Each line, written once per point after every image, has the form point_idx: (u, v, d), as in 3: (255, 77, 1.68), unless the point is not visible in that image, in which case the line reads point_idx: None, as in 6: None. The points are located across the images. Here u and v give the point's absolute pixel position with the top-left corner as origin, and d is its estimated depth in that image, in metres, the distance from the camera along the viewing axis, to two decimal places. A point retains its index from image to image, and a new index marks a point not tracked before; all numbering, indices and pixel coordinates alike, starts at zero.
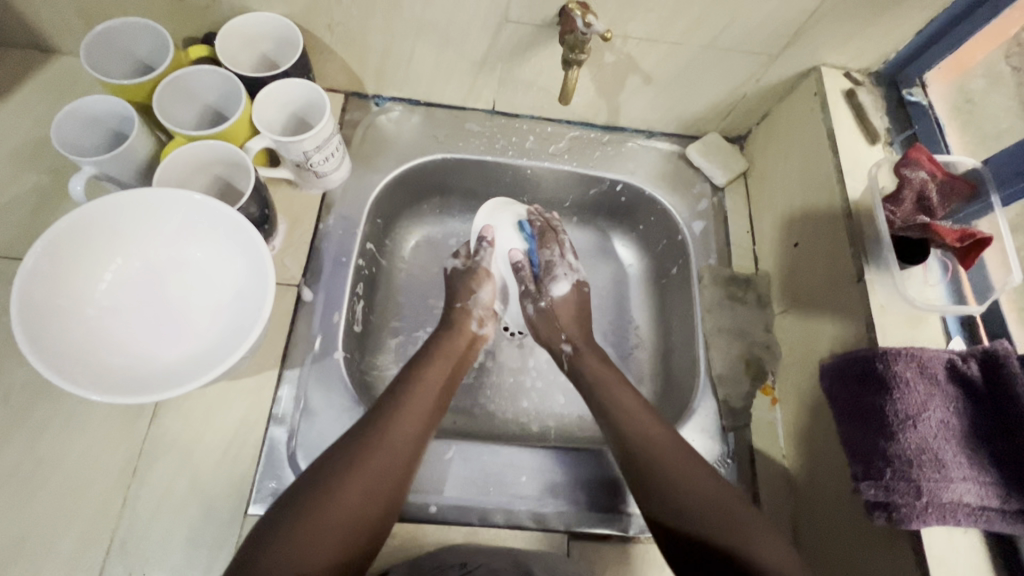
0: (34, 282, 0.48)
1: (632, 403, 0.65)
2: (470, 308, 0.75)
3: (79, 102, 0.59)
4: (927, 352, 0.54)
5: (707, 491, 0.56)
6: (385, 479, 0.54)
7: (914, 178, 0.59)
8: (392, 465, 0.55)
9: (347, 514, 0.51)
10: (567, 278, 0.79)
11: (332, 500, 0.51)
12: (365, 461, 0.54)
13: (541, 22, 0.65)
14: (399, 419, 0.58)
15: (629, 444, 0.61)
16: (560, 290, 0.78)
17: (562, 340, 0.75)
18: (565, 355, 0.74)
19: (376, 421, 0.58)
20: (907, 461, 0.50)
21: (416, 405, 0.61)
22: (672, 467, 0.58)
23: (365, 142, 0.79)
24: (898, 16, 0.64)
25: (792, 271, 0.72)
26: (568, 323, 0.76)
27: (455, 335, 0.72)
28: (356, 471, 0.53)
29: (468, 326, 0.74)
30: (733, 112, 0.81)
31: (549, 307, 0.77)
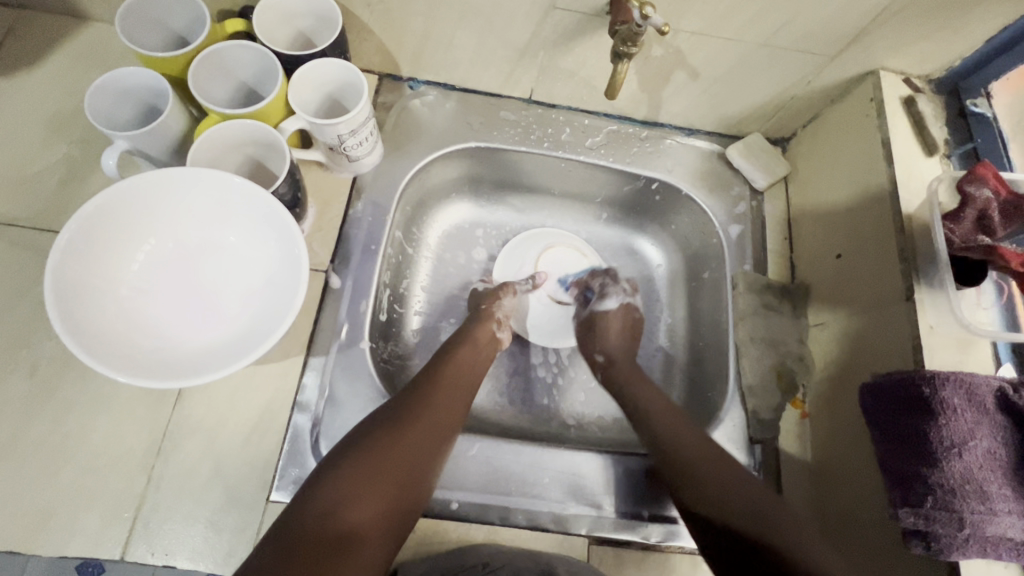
0: (67, 260, 0.47)
1: (680, 426, 0.62)
2: (494, 310, 0.73)
3: (114, 75, 0.58)
4: (977, 378, 0.52)
5: (753, 498, 0.55)
6: (409, 467, 0.53)
7: (978, 196, 0.56)
8: (415, 455, 0.54)
9: (378, 504, 0.50)
10: (617, 297, 0.79)
11: (360, 485, 0.50)
12: (385, 452, 0.52)
13: (591, 10, 0.62)
14: (422, 412, 0.57)
15: (679, 469, 0.59)
16: (609, 304, 0.78)
17: (596, 351, 0.75)
18: (599, 366, 0.74)
19: (397, 415, 0.56)
20: (951, 491, 0.49)
21: (436, 399, 0.59)
22: (724, 483, 0.56)
23: (398, 126, 0.77)
24: (970, 20, 0.60)
25: (833, 283, 0.70)
26: (611, 339, 0.75)
27: (475, 326, 0.71)
28: (379, 461, 0.52)
29: (488, 324, 0.72)
30: (778, 113, 0.78)
31: (596, 319, 0.77)
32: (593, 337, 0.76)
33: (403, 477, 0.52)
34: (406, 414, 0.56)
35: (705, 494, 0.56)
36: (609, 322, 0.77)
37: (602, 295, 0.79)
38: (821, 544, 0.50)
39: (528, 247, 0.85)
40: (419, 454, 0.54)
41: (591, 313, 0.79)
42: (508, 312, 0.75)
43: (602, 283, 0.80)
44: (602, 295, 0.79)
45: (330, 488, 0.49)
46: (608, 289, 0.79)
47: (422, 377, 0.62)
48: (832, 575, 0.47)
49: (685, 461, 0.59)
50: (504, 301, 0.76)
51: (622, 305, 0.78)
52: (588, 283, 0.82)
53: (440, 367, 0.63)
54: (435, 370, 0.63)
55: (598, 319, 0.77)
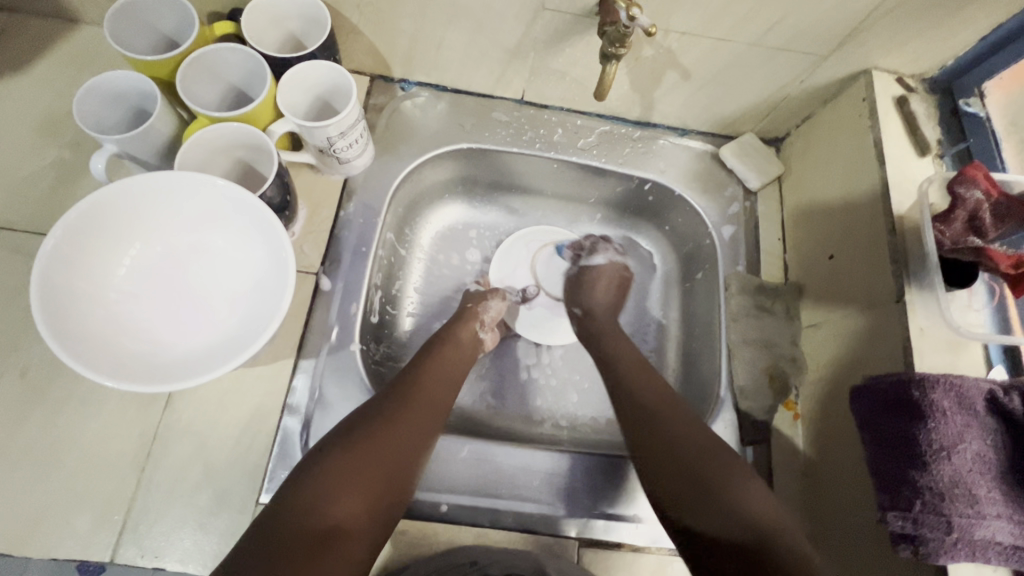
0: (54, 264, 0.47)
1: (651, 387, 0.62)
2: (479, 310, 0.74)
3: (102, 78, 0.58)
4: (967, 381, 0.52)
5: (700, 446, 0.56)
6: (396, 467, 0.53)
7: (968, 197, 0.56)
8: (401, 455, 0.54)
9: (363, 504, 0.50)
10: (607, 254, 0.83)
11: (346, 485, 0.50)
12: (372, 453, 0.52)
13: (580, 11, 0.62)
14: (409, 413, 0.57)
15: (638, 423, 0.59)
16: (598, 262, 0.81)
17: (577, 305, 0.77)
18: (575, 317, 0.76)
19: (382, 414, 0.56)
20: (939, 495, 0.49)
21: (424, 400, 0.59)
22: (675, 433, 0.57)
23: (389, 128, 0.77)
24: (962, 19, 0.60)
25: (825, 284, 0.69)
26: (600, 291, 0.77)
27: (458, 326, 0.71)
28: (366, 462, 0.52)
29: (471, 323, 0.72)
30: (771, 113, 0.78)
31: (586, 272, 0.80)
32: (577, 291, 0.78)
33: (389, 478, 0.52)
34: (393, 414, 0.56)
35: (658, 441, 0.57)
36: (596, 277, 0.79)
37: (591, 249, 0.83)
38: (755, 485, 0.53)
39: (518, 248, 0.85)
40: (406, 455, 0.54)
41: (581, 269, 0.81)
42: (495, 314, 0.75)
43: (591, 244, 0.84)
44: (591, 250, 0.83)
45: (315, 486, 0.49)
46: (599, 247, 0.83)
47: (410, 375, 0.62)
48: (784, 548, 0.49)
49: (647, 412, 0.59)
50: (490, 303, 0.76)
51: (612, 262, 0.81)
52: (581, 244, 0.84)
53: (429, 367, 0.63)
54: (423, 369, 0.63)
55: (587, 273, 0.80)
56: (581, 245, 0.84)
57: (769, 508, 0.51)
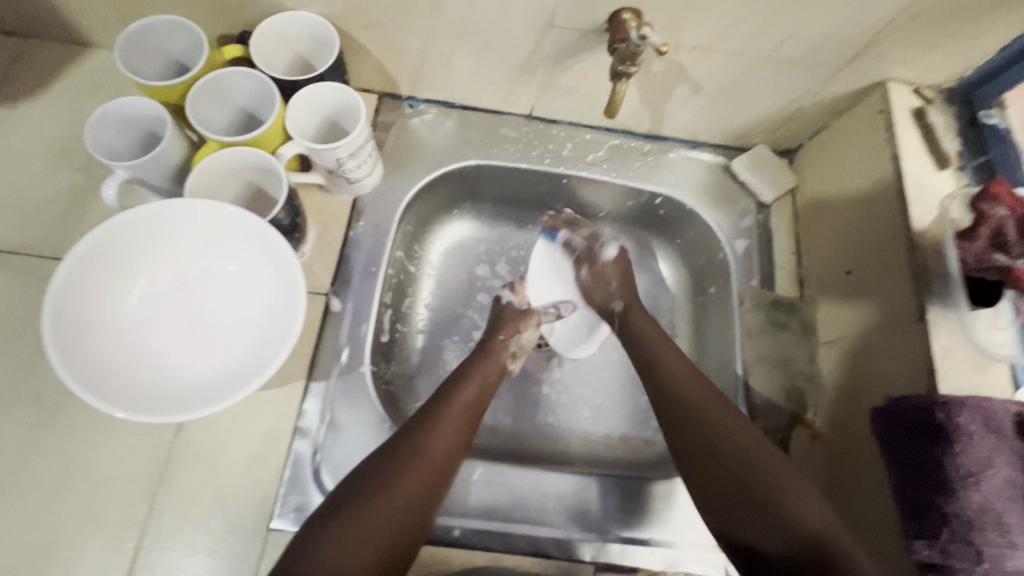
0: (66, 296, 0.47)
1: (692, 384, 0.64)
2: (508, 344, 0.72)
3: (113, 105, 0.58)
4: (995, 403, 0.50)
5: (744, 451, 0.57)
6: (412, 507, 0.53)
7: (991, 214, 0.55)
8: (417, 497, 0.54)
9: (380, 551, 0.50)
10: (615, 244, 0.79)
11: (362, 534, 0.49)
12: (388, 491, 0.52)
13: (589, 28, 0.61)
14: (426, 446, 0.56)
15: (682, 434, 0.61)
16: (610, 252, 0.78)
17: (613, 300, 0.76)
18: (617, 314, 0.75)
19: (398, 450, 0.56)
20: (968, 522, 0.47)
21: (438, 426, 0.58)
22: (722, 441, 0.58)
23: (398, 145, 0.76)
24: (981, 29, 0.59)
25: (843, 301, 0.68)
26: (617, 284, 0.76)
27: (484, 360, 0.69)
28: (383, 503, 0.52)
29: (503, 357, 0.71)
30: (784, 124, 0.76)
31: (598, 269, 0.77)
32: (602, 289, 0.77)
33: (407, 519, 0.52)
34: (407, 449, 0.56)
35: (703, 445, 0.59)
36: (606, 272, 0.77)
37: (593, 256, 0.78)
38: (810, 495, 0.54)
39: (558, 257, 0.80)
40: (420, 495, 0.54)
41: (594, 262, 0.78)
42: (523, 345, 0.74)
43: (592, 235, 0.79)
44: (594, 256, 0.78)
45: (332, 535, 0.49)
46: (598, 245, 0.78)
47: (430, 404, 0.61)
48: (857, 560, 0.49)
49: (690, 415, 0.61)
50: (522, 334, 0.74)
51: (620, 250, 0.79)
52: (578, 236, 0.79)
53: (452, 395, 0.62)
54: (444, 398, 0.62)
55: (603, 270, 0.77)
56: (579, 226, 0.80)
57: (825, 519, 0.52)
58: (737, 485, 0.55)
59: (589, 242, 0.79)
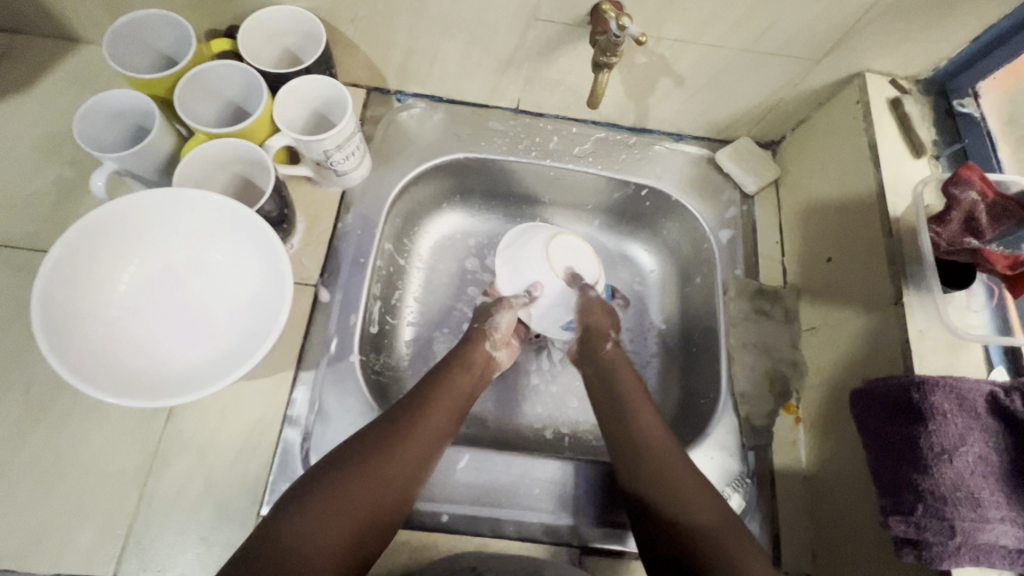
0: (55, 283, 0.48)
1: (655, 432, 0.61)
2: (489, 330, 0.69)
3: (101, 98, 0.59)
4: (968, 383, 0.51)
5: (650, 446, 0.60)
6: (391, 492, 0.54)
7: (963, 198, 0.56)
8: (396, 479, 0.54)
9: (352, 532, 0.50)
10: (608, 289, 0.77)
11: (337, 517, 0.50)
12: (372, 476, 0.53)
13: (571, 21, 0.63)
14: (411, 433, 0.57)
15: (613, 429, 0.62)
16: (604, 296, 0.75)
17: (612, 329, 0.70)
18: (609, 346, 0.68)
19: (386, 435, 0.56)
20: (942, 498, 0.48)
21: (426, 414, 0.59)
22: (678, 481, 0.57)
23: (386, 138, 0.77)
24: (953, 20, 0.60)
25: (824, 288, 0.69)
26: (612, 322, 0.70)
27: (472, 347, 0.68)
28: (366, 486, 0.52)
29: (483, 343, 0.68)
30: (767, 116, 0.78)
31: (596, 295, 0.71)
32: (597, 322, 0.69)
33: (387, 503, 0.53)
34: (395, 435, 0.56)
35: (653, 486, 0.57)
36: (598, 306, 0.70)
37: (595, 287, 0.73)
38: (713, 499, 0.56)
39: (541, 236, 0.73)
40: (400, 478, 0.54)
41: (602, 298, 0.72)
42: (506, 330, 0.70)
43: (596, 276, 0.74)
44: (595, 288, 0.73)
45: (306, 518, 0.49)
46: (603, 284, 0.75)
47: (417, 391, 0.62)
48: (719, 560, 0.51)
49: (648, 456, 0.59)
50: (498, 319, 0.70)
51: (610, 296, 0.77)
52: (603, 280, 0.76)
53: (441, 382, 0.63)
54: (434, 385, 0.62)
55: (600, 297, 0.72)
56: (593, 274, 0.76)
57: (724, 520, 0.54)
58: (656, 478, 0.57)
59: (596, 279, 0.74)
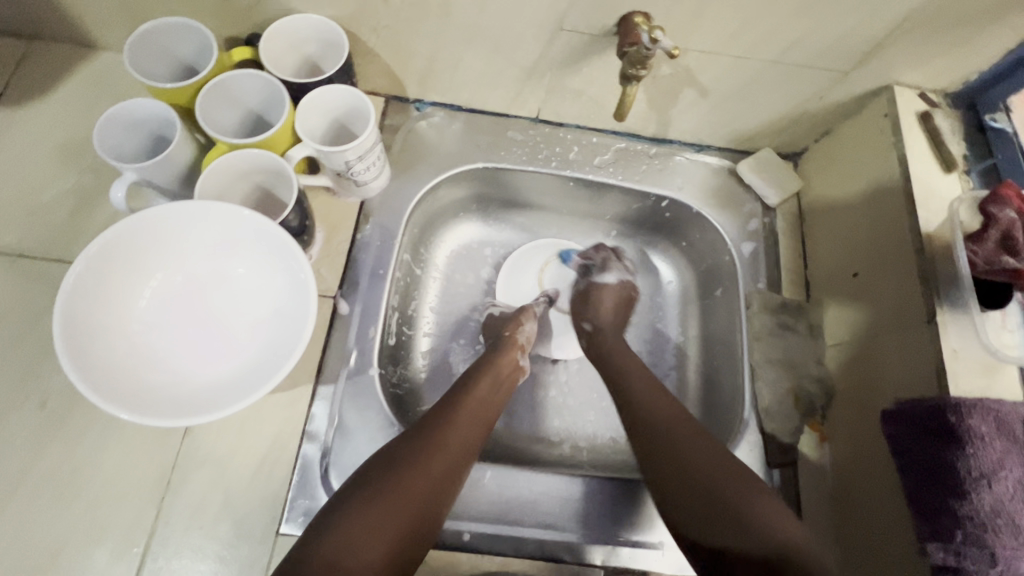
0: (76, 299, 0.47)
1: (648, 387, 0.65)
2: (516, 336, 0.72)
3: (121, 107, 0.58)
4: (1004, 405, 0.50)
5: (646, 394, 0.65)
6: (423, 509, 0.52)
7: (1001, 217, 0.55)
8: (430, 494, 0.53)
9: (390, 546, 0.49)
10: (618, 272, 0.80)
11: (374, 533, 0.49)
12: (406, 491, 0.52)
13: (598, 32, 0.62)
14: (442, 447, 0.57)
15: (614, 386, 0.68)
16: (609, 279, 0.79)
17: (586, 320, 0.77)
18: (585, 333, 0.76)
19: (415, 449, 0.55)
20: (982, 525, 0.47)
21: (454, 431, 0.59)
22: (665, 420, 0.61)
23: (405, 148, 0.76)
24: (987, 33, 0.59)
25: (850, 304, 0.68)
26: (605, 307, 0.77)
27: (498, 356, 0.69)
28: (398, 500, 0.51)
29: (514, 352, 0.71)
30: (791, 128, 0.77)
31: (589, 290, 0.79)
32: (584, 306, 0.78)
33: (420, 523, 0.52)
34: (424, 449, 0.56)
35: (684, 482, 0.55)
36: (602, 294, 0.78)
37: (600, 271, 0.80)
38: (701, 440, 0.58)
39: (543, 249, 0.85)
40: (433, 494, 0.54)
41: (588, 284, 0.80)
42: (530, 336, 0.74)
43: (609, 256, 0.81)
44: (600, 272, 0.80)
45: (339, 534, 0.48)
46: (612, 264, 0.80)
47: (446, 403, 0.62)
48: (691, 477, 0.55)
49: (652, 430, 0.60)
50: (525, 326, 0.75)
51: (622, 280, 0.80)
52: (592, 256, 0.82)
53: (470, 395, 0.63)
54: (462, 397, 0.62)
55: (593, 290, 0.79)
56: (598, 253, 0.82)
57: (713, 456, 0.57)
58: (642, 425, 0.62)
59: (606, 258, 0.81)
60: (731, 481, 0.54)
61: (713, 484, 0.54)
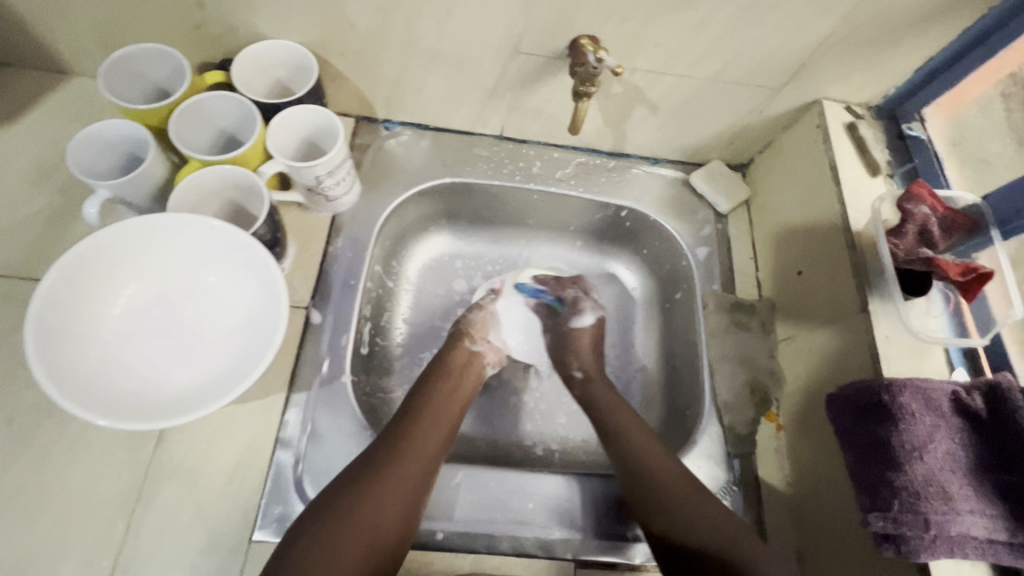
0: (48, 308, 0.48)
1: (631, 423, 0.67)
2: (464, 326, 0.75)
3: (95, 129, 0.60)
4: (931, 383, 0.55)
5: (630, 432, 0.66)
6: (388, 522, 0.53)
7: (916, 213, 0.60)
8: (404, 501, 0.55)
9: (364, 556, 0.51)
10: (592, 312, 0.78)
11: (337, 549, 0.50)
12: (370, 505, 0.53)
13: (551, 54, 0.67)
14: (416, 455, 0.58)
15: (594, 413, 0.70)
16: (586, 321, 0.78)
17: (574, 367, 0.75)
18: (575, 381, 0.74)
19: (390, 457, 0.57)
20: (915, 493, 0.51)
21: (429, 438, 0.60)
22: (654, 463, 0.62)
23: (375, 165, 0.80)
24: (897, 52, 0.66)
25: (796, 299, 0.73)
26: (580, 352, 0.76)
27: (452, 350, 0.72)
28: (362, 513, 0.52)
29: (463, 342, 0.73)
30: (735, 141, 0.83)
31: (566, 332, 0.77)
32: (562, 348, 0.76)
33: (394, 530, 0.53)
34: (400, 454, 0.58)
35: (678, 528, 0.57)
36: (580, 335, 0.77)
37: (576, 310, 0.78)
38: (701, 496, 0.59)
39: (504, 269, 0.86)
40: (408, 503, 0.55)
41: (566, 329, 0.77)
42: (482, 326, 0.76)
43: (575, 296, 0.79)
44: (576, 311, 0.78)
45: (313, 546, 0.49)
46: (583, 304, 0.78)
47: (411, 413, 0.63)
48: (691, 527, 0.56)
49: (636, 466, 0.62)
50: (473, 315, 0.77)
51: (596, 321, 0.78)
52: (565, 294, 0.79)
53: (432, 405, 0.64)
54: (433, 406, 0.64)
55: (571, 334, 0.77)
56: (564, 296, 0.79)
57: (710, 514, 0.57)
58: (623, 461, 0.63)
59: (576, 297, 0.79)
60: (732, 539, 0.55)
61: (711, 533, 0.55)
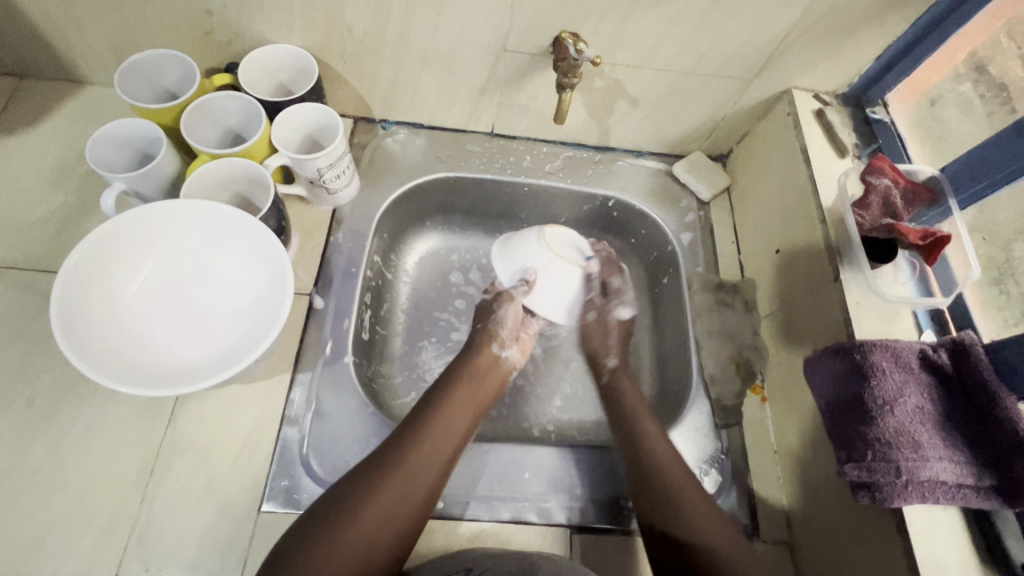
0: (71, 284, 0.52)
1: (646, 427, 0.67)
2: (496, 329, 0.75)
3: (111, 127, 0.64)
4: (900, 343, 0.58)
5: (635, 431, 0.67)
6: (407, 503, 0.57)
7: (878, 185, 0.66)
8: (417, 479, 0.59)
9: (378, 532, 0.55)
10: (628, 307, 0.81)
11: (358, 523, 0.55)
12: (395, 488, 0.57)
13: (537, 51, 0.72)
14: (425, 437, 0.61)
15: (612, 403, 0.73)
16: (621, 312, 0.80)
17: (605, 357, 0.78)
18: (607, 369, 0.77)
19: (404, 440, 0.61)
20: (886, 443, 0.54)
21: (437, 417, 0.63)
22: (663, 464, 0.64)
23: (373, 161, 0.84)
24: (857, 43, 0.71)
25: (775, 277, 0.77)
26: (613, 343, 0.79)
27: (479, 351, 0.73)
28: (379, 505, 0.56)
29: (490, 347, 0.74)
30: (714, 133, 0.87)
31: (606, 316, 0.80)
32: (604, 339, 0.79)
33: (410, 511, 0.57)
34: (411, 436, 0.61)
35: (678, 524, 0.59)
36: (609, 326, 0.80)
37: (606, 305, 0.80)
38: (705, 506, 0.61)
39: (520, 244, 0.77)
40: (422, 483, 0.59)
41: (606, 315, 0.80)
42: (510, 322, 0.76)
43: (618, 287, 0.81)
44: (606, 305, 0.80)
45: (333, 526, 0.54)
46: (615, 299, 0.80)
47: (424, 408, 0.65)
48: (695, 527, 0.59)
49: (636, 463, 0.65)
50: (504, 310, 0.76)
51: (630, 317, 0.81)
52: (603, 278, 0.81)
53: (446, 405, 0.65)
54: (447, 391, 0.66)
55: (610, 322, 0.80)
56: (607, 284, 0.80)
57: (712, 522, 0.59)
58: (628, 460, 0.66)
59: (609, 291, 0.80)
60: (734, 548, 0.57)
61: (711, 536, 0.58)
